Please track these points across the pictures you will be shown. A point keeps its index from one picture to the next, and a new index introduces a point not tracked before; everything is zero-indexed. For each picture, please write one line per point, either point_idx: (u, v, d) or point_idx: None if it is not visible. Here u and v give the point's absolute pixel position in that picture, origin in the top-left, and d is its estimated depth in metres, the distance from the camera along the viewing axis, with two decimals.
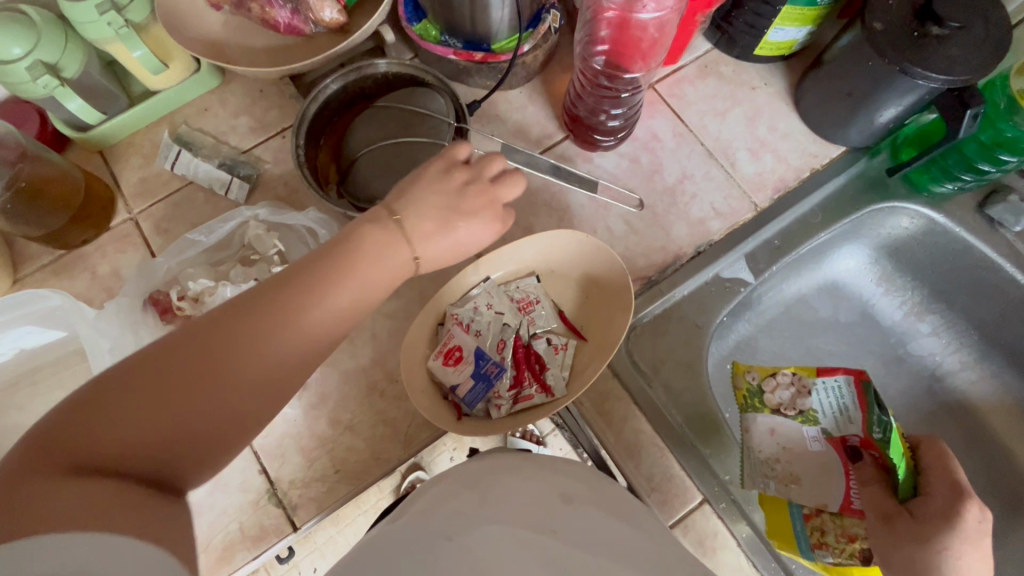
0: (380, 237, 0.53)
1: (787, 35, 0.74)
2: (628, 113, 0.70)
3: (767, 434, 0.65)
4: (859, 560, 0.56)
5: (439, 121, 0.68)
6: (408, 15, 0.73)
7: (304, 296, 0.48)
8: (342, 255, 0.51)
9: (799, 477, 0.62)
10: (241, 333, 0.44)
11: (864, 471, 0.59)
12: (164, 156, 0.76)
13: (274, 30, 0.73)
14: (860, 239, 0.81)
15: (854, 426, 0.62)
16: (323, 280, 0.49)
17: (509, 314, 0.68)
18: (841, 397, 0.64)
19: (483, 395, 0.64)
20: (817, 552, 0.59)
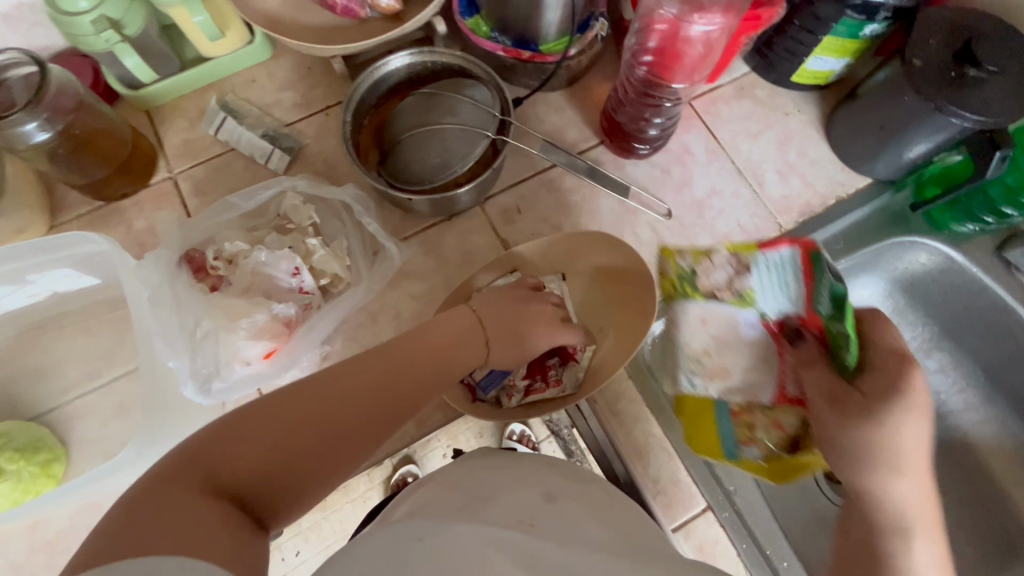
0: (457, 320, 0.58)
1: (826, 65, 0.76)
2: (666, 123, 0.73)
3: (698, 325, 0.58)
4: (785, 449, 0.58)
5: (485, 111, 0.69)
6: (461, 10, 0.76)
7: (404, 364, 0.51)
8: (438, 325, 0.56)
9: (729, 371, 0.60)
10: (355, 389, 0.46)
11: (807, 352, 0.54)
12: (209, 121, 0.78)
13: (331, 10, 0.75)
14: (876, 270, 0.83)
15: (797, 301, 0.51)
16: (427, 349, 0.53)
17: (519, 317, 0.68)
18: (786, 274, 0.50)
19: (498, 382, 0.65)
20: (744, 448, 0.60)
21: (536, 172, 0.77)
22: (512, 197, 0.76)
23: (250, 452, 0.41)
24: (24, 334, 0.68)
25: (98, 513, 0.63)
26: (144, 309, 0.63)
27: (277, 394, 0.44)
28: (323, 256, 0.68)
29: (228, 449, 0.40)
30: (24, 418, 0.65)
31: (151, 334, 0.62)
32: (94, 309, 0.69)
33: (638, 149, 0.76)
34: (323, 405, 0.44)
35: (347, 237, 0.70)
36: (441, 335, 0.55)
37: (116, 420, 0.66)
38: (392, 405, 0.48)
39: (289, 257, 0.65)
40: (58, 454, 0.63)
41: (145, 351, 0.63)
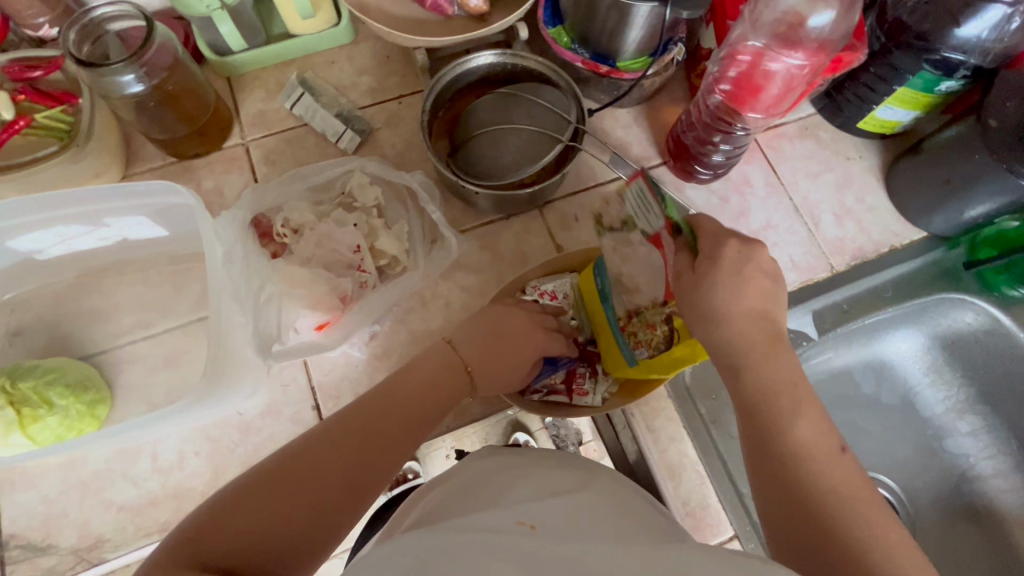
0: (442, 358, 0.58)
1: (894, 115, 0.77)
2: (734, 151, 0.73)
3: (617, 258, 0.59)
4: (666, 343, 0.54)
5: (560, 117, 0.71)
6: (545, 19, 0.78)
7: (387, 410, 0.51)
8: (421, 365, 0.57)
9: (638, 286, 0.57)
10: (342, 441, 0.46)
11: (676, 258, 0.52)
12: (287, 95, 0.80)
13: (420, 5, 0.78)
14: (918, 325, 0.83)
15: (654, 218, 0.52)
16: (407, 392, 0.54)
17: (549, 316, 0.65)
18: (641, 195, 0.53)
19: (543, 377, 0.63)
20: (636, 353, 0.57)
21: (598, 183, 0.78)
22: (572, 205, 0.77)
23: (241, 528, 0.39)
24: (82, 276, 0.70)
25: (133, 458, 0.63)
26: (217, 268, 0.61)
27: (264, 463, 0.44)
28: (387, 239, 0.69)
29: (215, 534, 0.39)
30: (75, 355, 0.66)
31: (219, 290, 0.60)
32: (154, 260, 0.70)
33: (701, 173, 0.78)
34: (310, 463, 0.44)
35: (408, 222, 0.72)
36: (418, 378, 0.55)
37: (162, 369, 0.67)
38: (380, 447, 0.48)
39: (354, 234, 0.67)
40: (104, 395, 0.64)
41: (215, 300, 0.59)
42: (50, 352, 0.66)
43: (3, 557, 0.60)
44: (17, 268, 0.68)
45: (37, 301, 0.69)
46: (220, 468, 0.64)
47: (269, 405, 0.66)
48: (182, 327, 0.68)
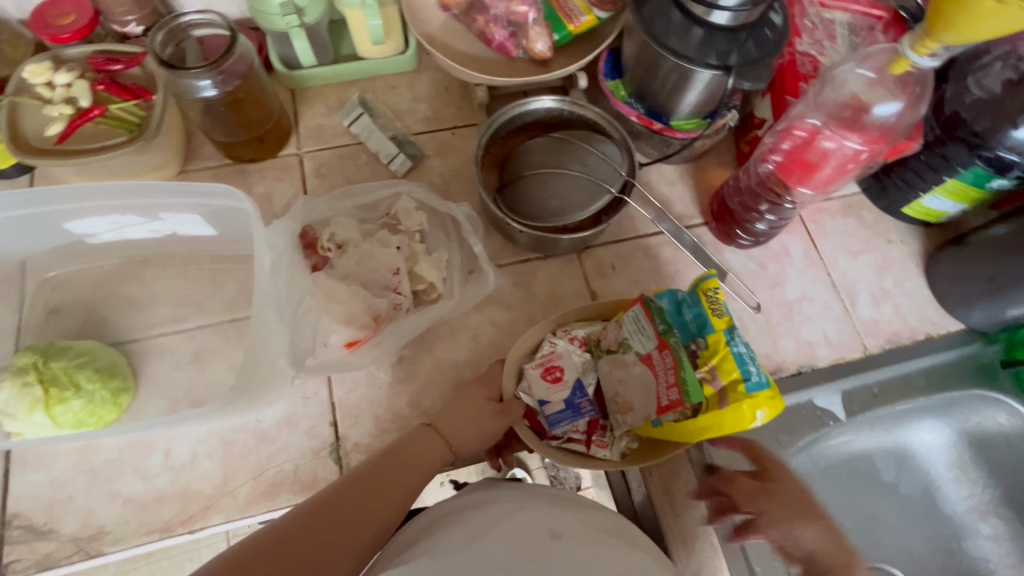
0: (427, 442, 0.59)
1: (941, 205, 0.77)
2: (778, 220, 0.74)
3: (615, 382, 0.61)
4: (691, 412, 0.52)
5: (612, 169, 0.72)
6: (606, 71, 0.79)
7: (371, 491, 0.52)
8: (414, 443, 0.58)
9: (634, 404, 0.59)
10: (342, 506, 0.50)
11: (668, 372, 0.54)
12: (346, 114, 0.82)
13: (487, 44, 0.81)
14: (948, 418, 0.81)
15: (647, 338, 0.57)
16: (402, 462, 0.56)
17: (575, 366, 0.64)
18: (635, 321, 0.59)
19: (567, 422, 0.62)
20: (661, 417, 0.55)
21: (638, 235, 0.78)
22: (610, 253, 0.77)
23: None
24: (126, 263, 0.71)
25: (147, 452, 0.63)
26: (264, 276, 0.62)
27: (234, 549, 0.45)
28: (426, 265, 0.69)
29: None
30: (107, 340, 0.67)
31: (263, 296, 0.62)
32: (197, 256, 0.72)
33: (743, 238, 0.78)
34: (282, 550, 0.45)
35: (448, 250, 0.72)
36: (405, 449, 0.58)
37: (189, 365, 0.67)
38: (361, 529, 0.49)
39: (395, 256, 0.68)
40: (129, 385, 0.64)
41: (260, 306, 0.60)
42: (84, 334, 0.67)
43: (4, 535, 0.59)
44: (67, 249, 0.70)
45: (80, 282, 0.70)
46: (231, 474, 0.63)
47: (288, 414, 0.66)
48: (213, 325, 0.69)
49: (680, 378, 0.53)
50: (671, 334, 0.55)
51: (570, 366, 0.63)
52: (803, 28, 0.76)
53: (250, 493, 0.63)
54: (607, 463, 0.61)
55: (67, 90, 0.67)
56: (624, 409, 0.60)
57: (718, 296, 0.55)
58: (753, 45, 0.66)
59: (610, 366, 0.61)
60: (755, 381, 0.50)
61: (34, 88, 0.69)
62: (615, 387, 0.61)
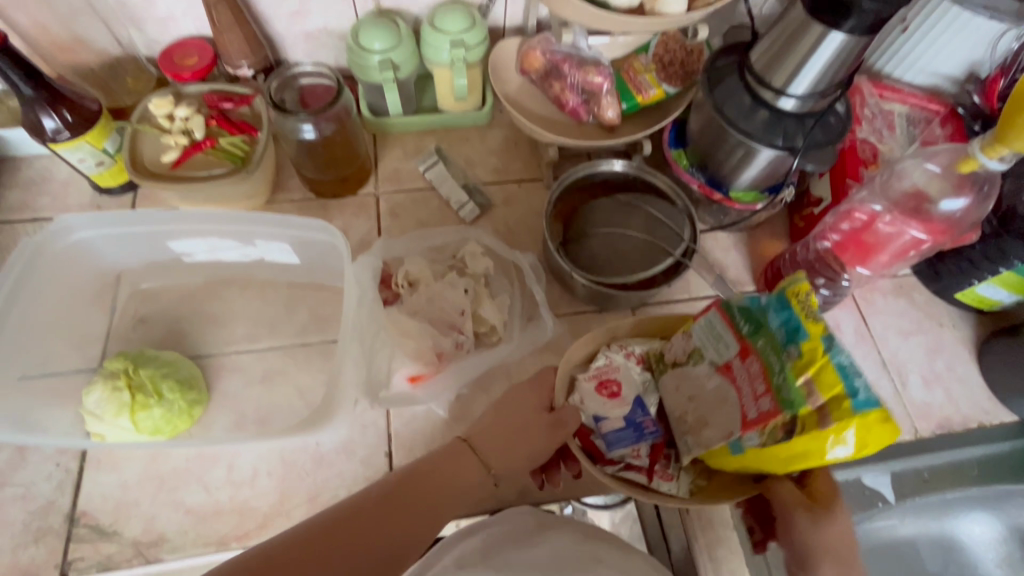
0: (463, 460, 0.56)
1: (996, 294, 0.78)
2: (832, 296, 0.76)
3: (680, 396, 0.57)
4: (782, 433, 0.45)
5: (675, 235, 0.76)
6: (671, 140, 0.84)
7: (401, 508, 0.51)
8: (452, 463, 0.56)
9: (707, 423, 0.53)
10: (362, 524, 0.49)
11: (756, 379, 0.48)
12: (422, 160, 0.88)
13: (560, 108, 0.87)
14: (1000, 512, 0.79)
15: (726, 345, 0.52)
16: (437, 481, 0.54)
17: (635, 385, 0.60)
18: (709, 328, 0.55)
19: (626, 442, 0.58)
20: (742, 438, 0.49)
21: (690, 297, 0.81)
22: (664, 311, 0.80)
23: None
24: (211, 282, 0.76)
25: (211, 465, 0.66)
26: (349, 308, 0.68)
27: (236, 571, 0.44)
28: (490, 308, 0.72)
29: None
30: (187, 353, 0.71)
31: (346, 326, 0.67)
32: (276, 282, 0.77)
33: None
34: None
35: (510, 296, 0.76)
36: (441, 466, 0.55)
37: (258, 384, 0.71)
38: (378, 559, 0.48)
39: (462, 298, 0.72)
40: (203, 399, 0.68)
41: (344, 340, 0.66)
42: (166, 345, 0.72)
43: (71, 533, 0.62)
44: (161, 264, 0.76)
45: (166, 296, 0.75)
46: (287, 495, 0.65)
47: (347, 441, 0.68)
48: (284, 348, 0.73)
49: (771, 386, 0.46)
50: (757, 337, 0.49)
51: (627, 382, 0.60)
52: (863, 116, 0.81)
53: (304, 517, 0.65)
54: (669, 498, 0.55)
55: (185, 122, 0.75)
56: (692, 431, 0.55)
57: (814, 298, 0.48)
58: (820, 132, 0.70)
59: (675, 382, 0.57)
60: (865, 399, 0.42)
61: (155, 118, 0.77)
62: (682, 407, 0.56)
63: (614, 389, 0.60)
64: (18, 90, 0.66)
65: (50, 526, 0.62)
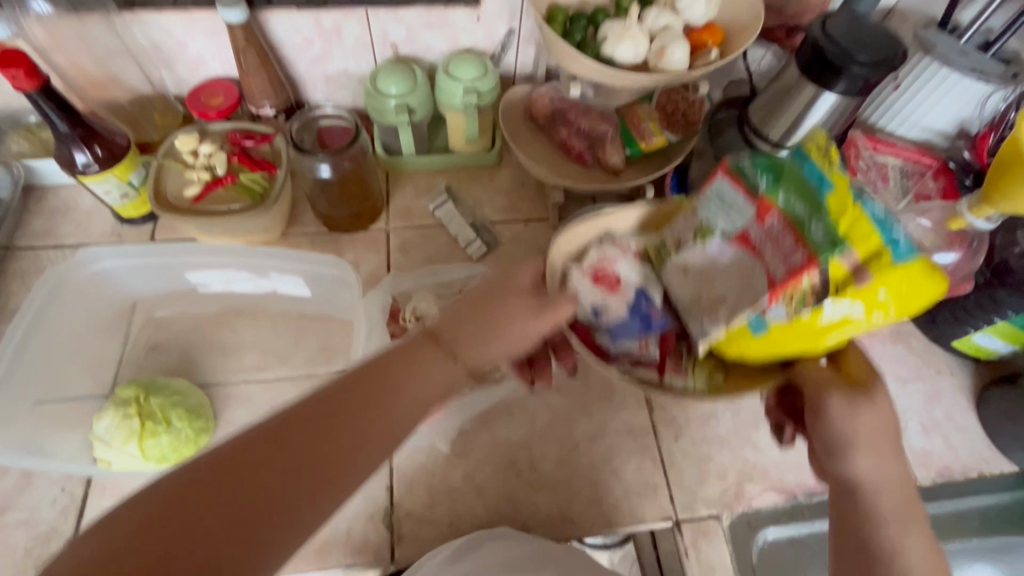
0: (424, 356, 0.51)
1: (991, 343, 0.80)
2: None
3: (683, 274, 0.61)
4: (812, 297, 0.50)
5: None
6: (672, 186, 0.87)
7: (367, 400, 0.48)
8: (406, 358, 0.50)
9: (723, 298, 0.57)
10: (327, 419, 0.46)
11: (782, 237, 0.52)
12: (431, 199, 0.92)
13: (566, 153, 0.90)
14: (1002, 565, 0.79)
15: (738, 212, 0.56)
16: (391, 382, 0.49)
17: (633, 277, 0.65)
18: (722, 198, 0.58)
19: (634, 333, 0.64)
20: (766, 312, 0.52)
21: None
22: None
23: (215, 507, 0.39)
24: (224, 311, 0.78)
25: None
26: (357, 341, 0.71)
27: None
28: None
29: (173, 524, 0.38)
30: (196, 381, 0.73)
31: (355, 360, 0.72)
32: (287, 313, 0.79)
33: None
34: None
35: None
36: (404, 382, 0.49)
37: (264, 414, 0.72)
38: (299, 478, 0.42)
39: None
40: (210, 427, 0.69)
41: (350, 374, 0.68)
42: (176, 373, 0.73)
43: None
44: (178, 294, 0.79)
45: (179, 324, 0.77)
46: None
47: None
48: (291, 379, 0.74)
49: (801, 235, 0.51)
50: (778, 195, 0.53)
51: (625, 274, 0.65)
52: (857, 169, 0.84)
53: (304, 549, 0.65)
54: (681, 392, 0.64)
55: (208, 159, 0.79)
56: (712, 306, 0.58)
57: (830, 151, 0.56)
58: None
59: (678, 267, 0.61)
60: (902, 246, 0.48)
61: (180, 154, 0.80)
62: (696, 290, 0.60)
63: (609, 283, 0.64)
64: (54, 127, 0.70)
65: (51, 553, 0.63)
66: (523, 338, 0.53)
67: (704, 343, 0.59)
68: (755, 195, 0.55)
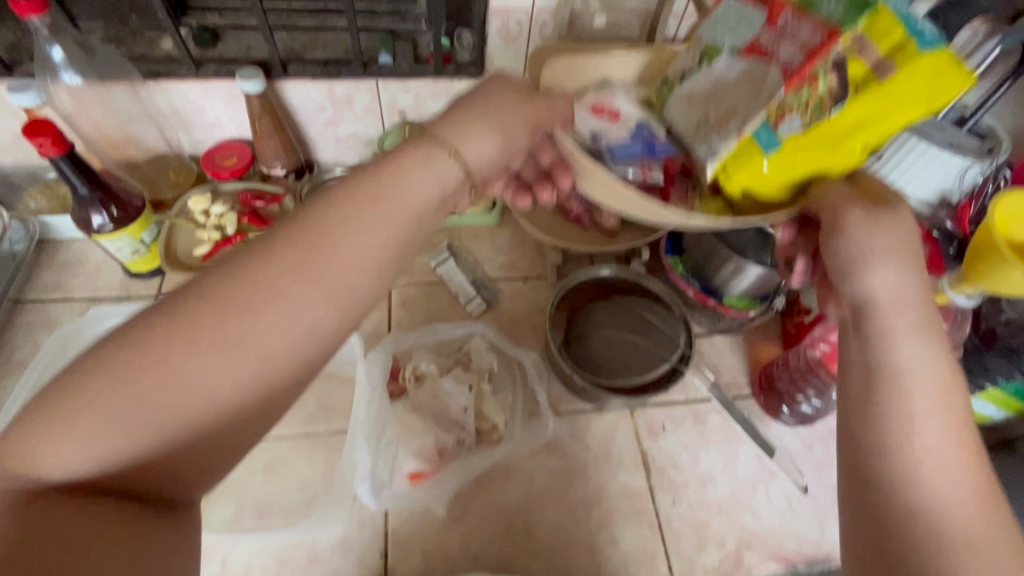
0: (426, 161, 0.48)
1: (984, 408, 0.80)
2: (823, 406, 0.78)
3: (685, 103, 0.64)
4: (827, 101, 0.51)
5: (672, 342, 0.80)
6: (667, 248, 0.89)
7: (369, 202, 0.44)
8: (374, 176, 0.46)
9: (734, 109, 0.59)
10: (302, 242, 0.42)
11: (796, 29, 0.54)
12: (434, 255, 0.94)
13: (564, 214, 0.93)
14: None
15: (750, 24, 0.58)
16: (385, 192, 0.46)
17: (633, 113, 0.69)
18: (737, 12, 0.60)
19: (635, 156, 0.66)
20: (779, 128, 0.54)
21: (688, 399, 0.83)
22: (661, 412, 0.81)
23: (170, 403, 0.38)
24: None
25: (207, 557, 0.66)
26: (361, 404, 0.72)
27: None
28: (492, 406, 0.75)
29: (122, 391, 0.36)
30: None
31: (358, 424, 0.72)
32: None
33: (788, 414, 0.81)
34: (121, 457, 0.37)
35: (513, 393, 0.78)
36: (389, 172, 0.46)
37: (260, 474, 0.72)
38: (239, 363, 0.39)
39: (466, 394, 0.74)
40: None
41: (351, 440, 0.70)
42: None
43: None
44: None
45: None
46: None
47: (344, 537, 0.68)
48: (289, 437, 0.74)
49: (813, 15, 0.53)
50: None
51: (624, 109, 0.69)
52: None
53: None
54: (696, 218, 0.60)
55: (219, 219, 0.84)
56: (724, 119, 0.60)
57: None
58: None
59: (686, 95, 0.64)
60: (927, 37, 0.47)
61: (193, 212, 0.86)
62: (701, 112, 0.63)
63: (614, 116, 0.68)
64: (76, 190, 0.72)
65: None
66: (516, 116, 0.54)
67: (712, 164, 0.61)
68: (767, 1, 0.57)
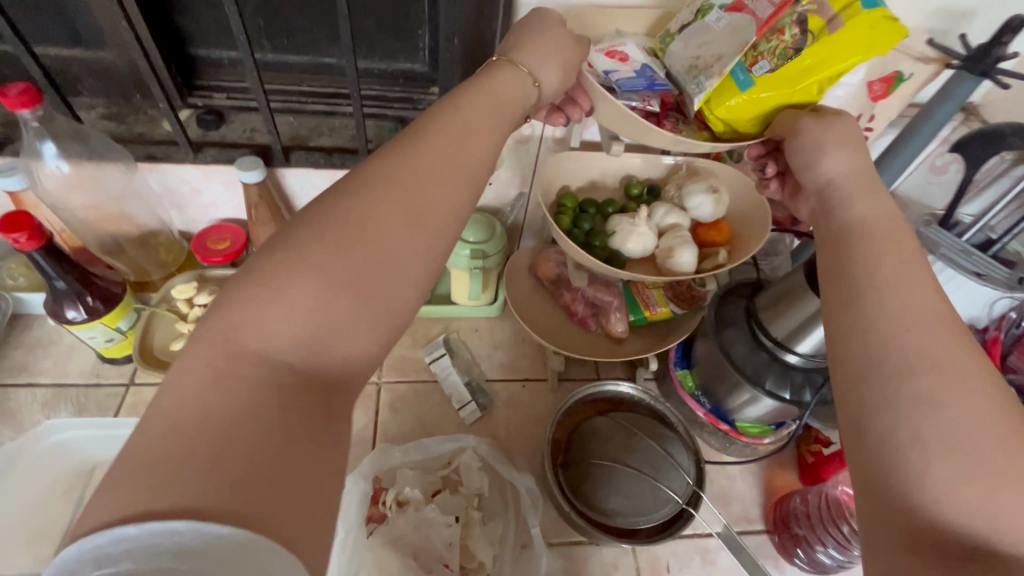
0: (508, 75, 0.49)
1: None
2: (844, 561, 0.70)
3: (682, 49, 0.58)
4: (794, 50, 0.53)
5: (681, 475, 0.74)
6: (677, 358, 0.85)
7: (492, 105, 0.46)
8: (477, 82, 0.47)
9: (721, 55, 0.54)
10: (426, 125, 0.42)
11: None
12: (429, 350, 0.89)
13: (569, 316, 0.89)
14: None
15: None
16: (485, 100, 0.46)
17: (640, 57, 0.60)
18: None
19: (638, 88, 0.58)
20: (751, 69, 0.54)
21: (694, 533, 0.76)
22: (665, 550, 0.74)
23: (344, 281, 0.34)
24: None
25: None
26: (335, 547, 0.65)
27: (196, 404, 0.29)
28: (479, 540, 0.68)
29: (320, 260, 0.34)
30: None
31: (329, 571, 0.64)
32: None
33: (805, 560, 0.73)
34: (314, 345, 0.33)
35: (503, 521, 0.71)
36: (491, 85, 0.47)
37: None
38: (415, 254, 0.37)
39: (452, 526, 0.67)
40: None
41: None
42: None
43: None
44: None
45: None
46: None
47: None
48: None
49: None
50: None
51: (633, 53, 0.60)
52: None
53: None
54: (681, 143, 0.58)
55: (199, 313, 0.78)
56: (710, 62, 0.55)
57: None
58: (825, 386, 0.70)
59: (682, 40, 0.58)
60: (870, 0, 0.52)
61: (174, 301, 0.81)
62: (693, 56, 0.57)
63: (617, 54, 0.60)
64: (52, 284, 0.68)
65: None
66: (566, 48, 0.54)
67: (698, 100, 0.55)
68: None
